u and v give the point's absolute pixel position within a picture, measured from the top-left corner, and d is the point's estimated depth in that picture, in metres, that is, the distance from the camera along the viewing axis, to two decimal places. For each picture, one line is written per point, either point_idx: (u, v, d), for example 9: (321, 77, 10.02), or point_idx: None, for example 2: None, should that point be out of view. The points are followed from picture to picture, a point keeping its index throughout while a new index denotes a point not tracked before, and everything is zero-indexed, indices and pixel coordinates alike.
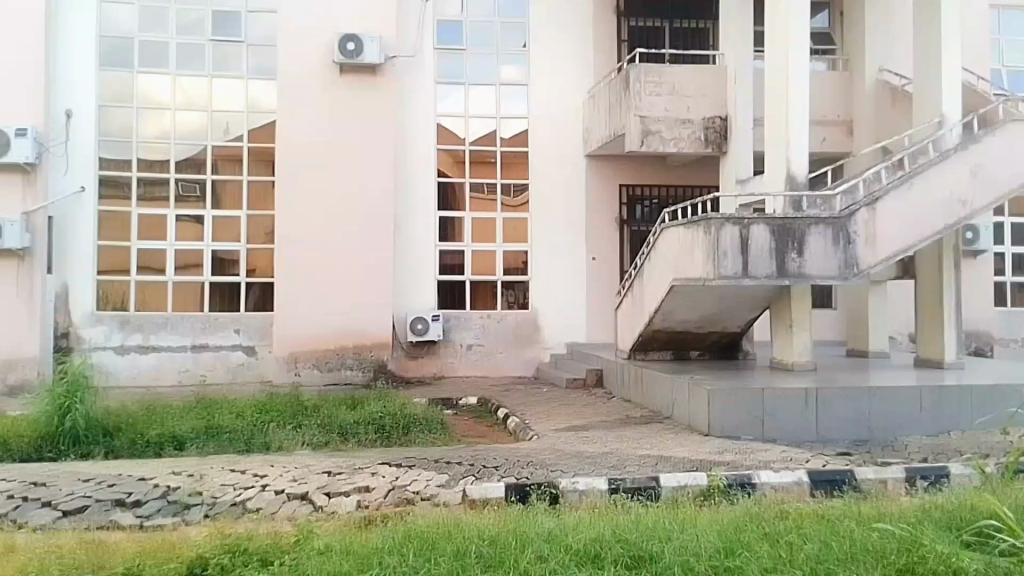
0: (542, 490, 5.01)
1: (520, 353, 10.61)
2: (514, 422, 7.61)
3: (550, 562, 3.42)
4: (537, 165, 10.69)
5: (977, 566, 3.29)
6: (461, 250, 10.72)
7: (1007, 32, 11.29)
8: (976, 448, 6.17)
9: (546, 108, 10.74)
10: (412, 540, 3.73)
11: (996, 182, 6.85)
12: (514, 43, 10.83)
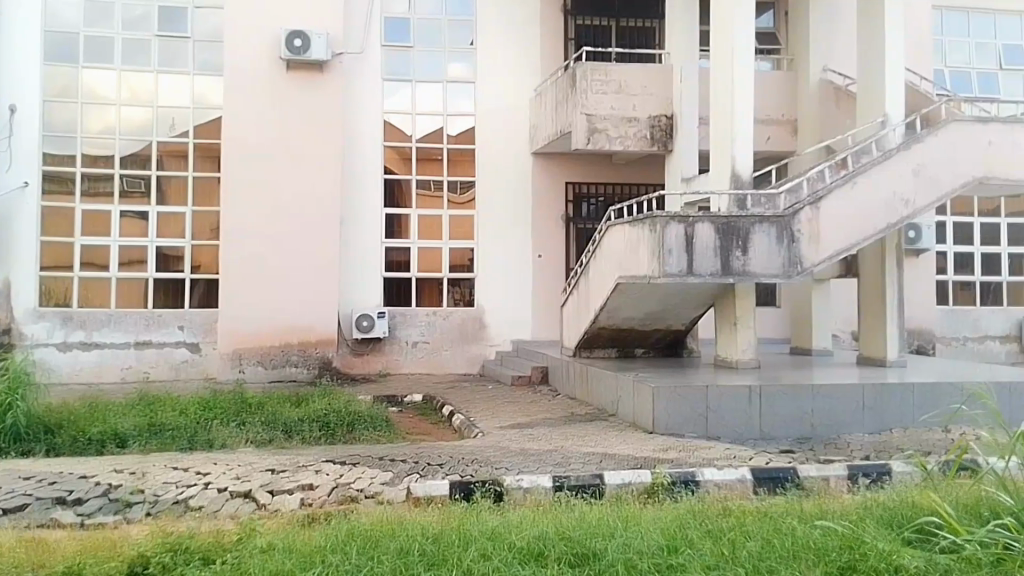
0: (486, 488, 4.94)
1: (465, 350, 10.54)
2: (459, 419, 7.54)
3: (493, 560, 3.36)
4: (483, 161, 10.62)
5: (918, 563, 3.29)
6: (407, 247, 10.59)
7: (949, 33, 11.49)
8: (917, 446, 6.21)
9: (492, 104, 10.67)
10: (355, 539, 3.63)
11: (938, 182, 6.90)
12: (461, 41, 10.76)
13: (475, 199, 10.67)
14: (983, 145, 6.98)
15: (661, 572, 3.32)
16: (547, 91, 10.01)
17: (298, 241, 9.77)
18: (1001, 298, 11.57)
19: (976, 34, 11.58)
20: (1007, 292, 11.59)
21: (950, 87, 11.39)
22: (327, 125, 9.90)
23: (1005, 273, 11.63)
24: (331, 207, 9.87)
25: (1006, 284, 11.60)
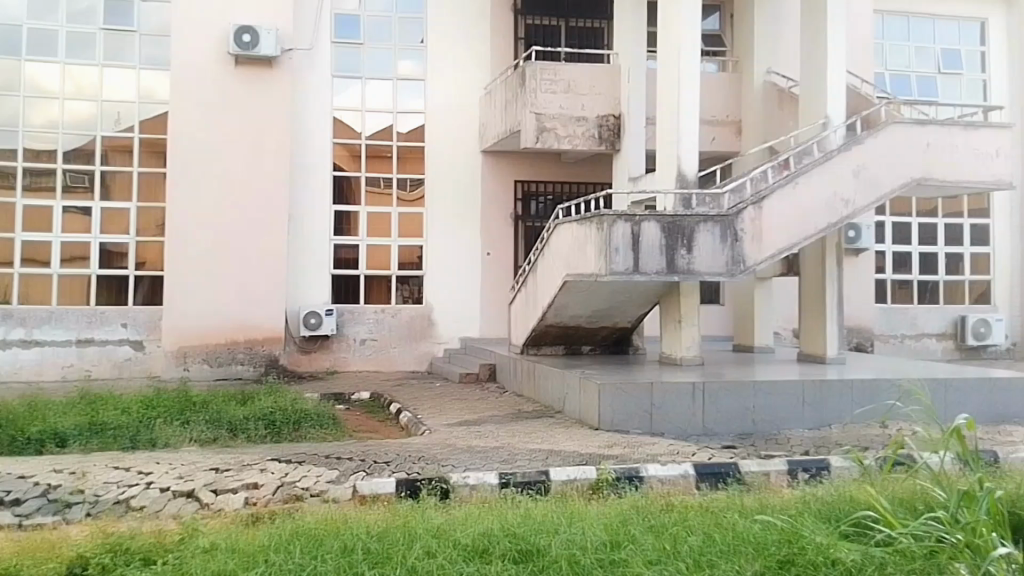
0: (432, 486, 4.93)
1: (414, 347, 10.53)
2: (406, 417, 7.55)
3: (437, 557, 3.39)
4: (431, 158, 10.64)
5: (854, 556, 3.35)
6: (356, 244, 10.53)
7: (889, 37, 11.77)
8: (855, 441, 6.33)
9: (441, 102, 10.69)
10: (299, 537, 3.64)
11: (877, 183, 7.05)
12: (412, 38, 10.75)
13: (425, 196, 10.68)
14: (921, 147, 7.12)
15: (603, 567, 3.39)
16: (497, 91, 10.04)
17: (245, 238, 9.70)
18: (937, 297, 11.86)
19: (916, 38, 11.87)
20: (943, 290, 11.92)
21: (890, 89, 11.68)
22: (274, 122, 9.86)
23: (942, 272, 11.94)
24: (279, 204, 9.82)
25: (943, 283, 11.91)
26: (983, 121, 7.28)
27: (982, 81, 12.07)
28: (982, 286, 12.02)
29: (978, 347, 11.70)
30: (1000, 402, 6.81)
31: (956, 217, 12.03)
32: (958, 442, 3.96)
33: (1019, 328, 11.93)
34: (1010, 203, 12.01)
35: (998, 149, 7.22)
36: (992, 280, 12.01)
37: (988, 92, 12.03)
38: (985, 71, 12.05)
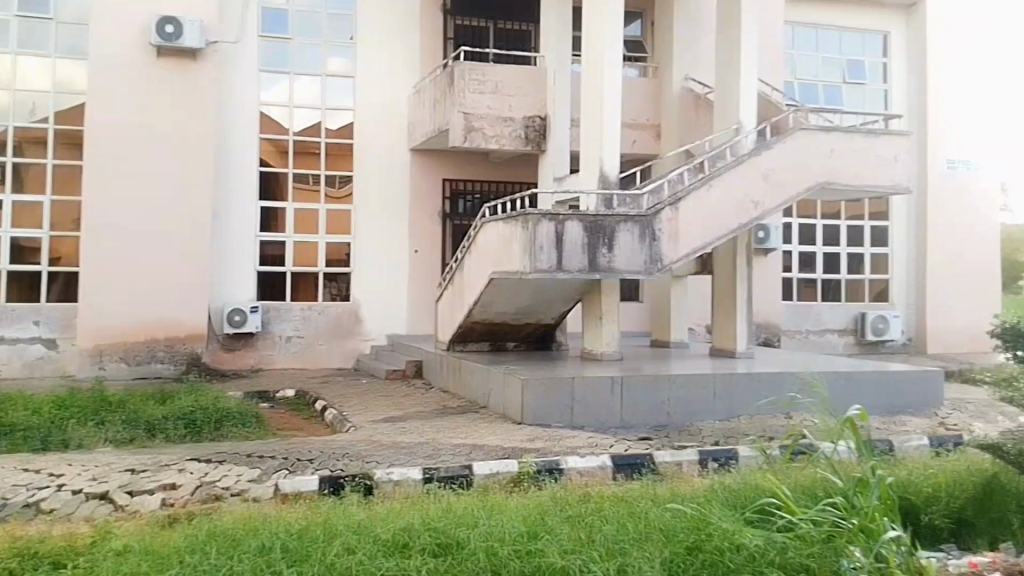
0: (356, 483, 5.07)
1: (340, 345, 10.66)
2: (331, 414, 7.71)
3: (358, 553, 3.42)
4: (360, 155, 10.78)
5: (758, 542, 3.50)
6: (283, 241, 10.61)
7: (799, 48, 12.25)
8: (761, 431, 6.68)
9: (370, 100, 10.84)
10: (216, 537, 3.69)
11: (787, 186, 7.42)
12: (341, 35, 10.85)
13: (353, 193, 10.80)
14: (825, 153, 7.50)
15: (520, 558, 3.42)
16: (426, 89, 10.20)
17: (168, 234, 9.72)
18: (840, 294, 12.45)
19: (824, 48, 12.39)
20: (845, 289, 12.48)
21: (799, 97, 12.17)
22: (196, 118, 9.88)
23: (844, 271, 12.49)
24: (203, 201, 9.86)
25: (845, 281, 12.48)
26: (883, 129, 7.69)
27: (884, 90, 12.68)
28: (881, 284, 12.63)
29: (876, 341, 12.31)
30: (895, 394, 7.24)
31: (858, 219, 12.62)
32: (854, 434, 3.96)
33: (914, 325, 12.56)
34: (907, 208, 12.63)
35: (897, 154, 7.65)
36: (890, 279, 12.62)
37: (888, 101, 12.63)
38: (886, 82, 12.65)
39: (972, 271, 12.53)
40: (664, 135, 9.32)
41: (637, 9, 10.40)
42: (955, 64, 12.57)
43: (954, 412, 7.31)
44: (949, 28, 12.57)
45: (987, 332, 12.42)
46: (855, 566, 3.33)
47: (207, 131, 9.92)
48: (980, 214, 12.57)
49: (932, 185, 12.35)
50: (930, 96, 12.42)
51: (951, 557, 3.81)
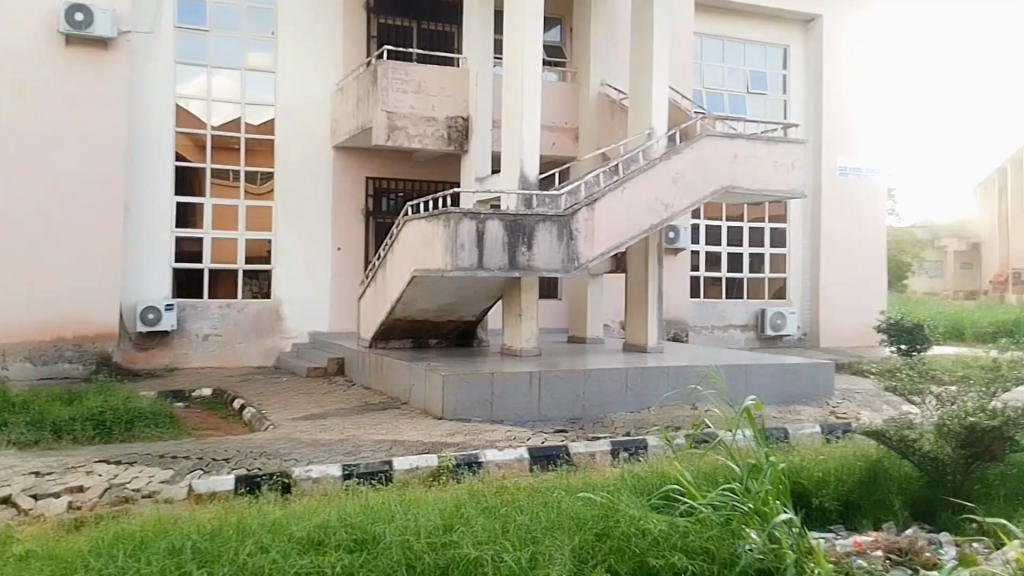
0: (273, 481, 5.19)
1: (260, 343, 10.72)
2: (249, 413, 7.85)
3: (270, 552, 3.31)
4: (282, 151, 10.84)
5: (662, 527, 3.48)
6: (200, 237, 10.58)
7: (707, 58, 12.60)
8: (669, 422, 7.04)
9: (292, 96, 10.88)
10: (122, 539, 3.58)
11: (694, 191, 7.82)
12: (262, 29, 10.83)
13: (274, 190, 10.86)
14: (729, 159, 7.97)
15: (435, 550, 3.33)
16: (350, 86, 10.33)
17: (79, 230, 9.49)
18: (743, 292, 12.99)
19: (729, 60, 12.78)
20: (747, 287, 13.01)
21: (706, 106, 12.55)
22: (109, 110, 9.66)
23: (747, 270, 13.01)
24: (113, 196, 9.66)
25: (747, 280, 13.00)
26: (782, 136, 8.22)
27: (783, 101, 13.22)
28: (779, 282, 13.25)
29: (775, 337, 12.88)
30: (789, 383, 7.86)
31: (758, 223, 13.09)
32: (750, 424, 4.06)
33: (807, 319, 13.20)
34: (801, 211, 13.22)
35: (794, 162, 8.20)
36: (788, 278, 13.24)
37: (787, 111, 13.23)
38: (786, 92, 13.23)
39: (864, 269, 13.30)
40: (582, 137, 9.67)
41: (557, 15, 10.71)
42: (849, 76, 13.20)
43: (844, 401, 8.02)
44: (848, 42, 13.22)
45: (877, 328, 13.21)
46: (754, 549, 3.37)
47: (120, 123, 9.71)
48: (868, 215, 13.36)
49: (826, 188, 13.03)
50: (825, 107, 13.07)
51: (837, 537, 3.86)
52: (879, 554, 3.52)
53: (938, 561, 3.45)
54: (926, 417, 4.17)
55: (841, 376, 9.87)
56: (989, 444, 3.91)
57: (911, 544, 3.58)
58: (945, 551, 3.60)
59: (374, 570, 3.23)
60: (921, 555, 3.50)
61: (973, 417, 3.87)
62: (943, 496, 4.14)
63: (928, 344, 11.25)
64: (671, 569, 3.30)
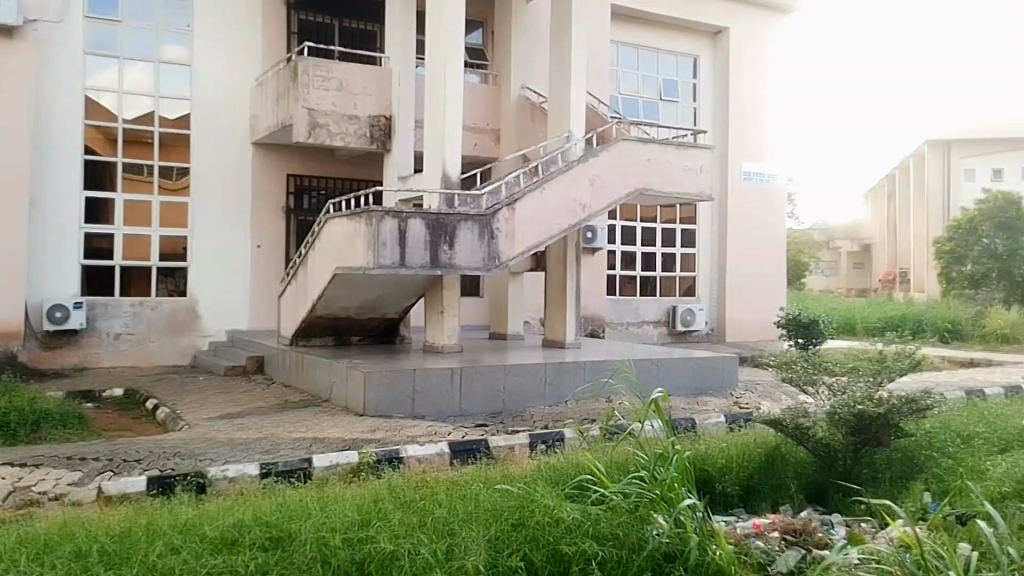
0: (188, 481, 5.03)
1: (177, 342, 10.45)
2: (163, 413, 7.72)
3: (181, 552, 3.23)
4: (197, 147, 10.57)
5: (576, 515, 3.49)
6: (111, 233, 10.19)
7: (622, 65, 12.87)
8: (584, 415, 7.33)
9: (208, 90, 10.65)
10: (26, 543, 3.47)
11: (609, 191, 8.13)
12: (177, 21, 10.56)
13: (190, 186, 10.60)
14: (643, 162, 8.30)
15: (350, 546, 3.28)
16: (269, 84, 10.26)
17: None
18: (656, 290, 13.40)
19: (643, 68, 13.11)
20: (660, 285, 13.44)
21: (622, 111, 12.83)
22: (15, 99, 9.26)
23: (659, 269, 13.41)
24: (21, 190, 9.27)
25: (659, 279, 13.41)
26: (692, 142, 8.63)
27: (692, 109, 13.70)
28: (688, 281, 13.71)
29: (684, 332, 13.33)
30: (697, 376, 8.22)
31: (670, 224, 13.55)
32: (658, 416, 4.28)
33: (715, 315, 13.72)
34: (710, 214, 13.69)
35: (700, 166, 8.63)
36: (696, 276, 13.71)
37: (696, 118, 13.71)
38: (695, 100, 13.71)
39: (766, 268, 13.93)
40: (503, 139, 9.90)
41: (478, 19, 10.93)
42: (749, 85, 13.82)
43: (747, 392, 8.42)
44: (749, 51, 13.81)
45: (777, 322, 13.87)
46: (661, 533, 3.41)
47: (26, 114, 9.32)
48: (771, 217, 13.99)
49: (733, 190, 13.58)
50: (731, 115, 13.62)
51: (738, 520, 4.12)
52: (776, 536, 3.77)
53: (830, 541, 3.72)
54: (820, 405, 4.53)
55: (743, 369, 10.33)
56: (876, 430, 4.31)
57: (806, 526, 3.84)
58: (836, 531, 3.87)
59: (288, 567, 3.14)
60: (815, 535, 3.76)
61: (862, 405, 4.25)
62: (835, 480, 4.49)
63: (825, 338, 11.73)
64: (582, 556, 3.28)
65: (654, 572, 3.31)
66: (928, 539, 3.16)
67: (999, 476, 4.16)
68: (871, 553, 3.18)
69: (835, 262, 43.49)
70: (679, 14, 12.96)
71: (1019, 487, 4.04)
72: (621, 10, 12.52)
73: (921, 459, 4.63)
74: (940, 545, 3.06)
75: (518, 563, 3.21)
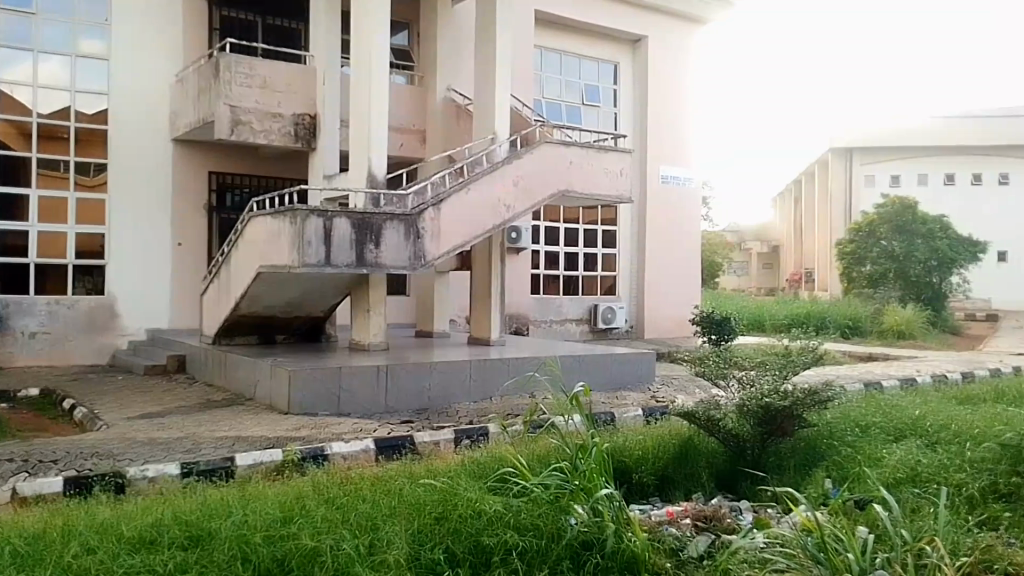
0: (105, 481, 4.71)
1: (94, 340, 9.98)
2: (80, 413, 7.48)
3: (97, 552, 3.16)
4: (115, 142, 10.09)
5: (497, 507, 3.52)
6: (25, 231, 9.69)
7: (546, 70, 13.04)
8: (507, 410, 7.53)
9: (127, 84, 10.16)
10: None
11: (532, 192, 8.34)
12: (95, 15, 10.08)
13: (108, 183, 10.09)
14: (566, 165, 8.55)
15: (270, 543, 3.21)
16: (189, 79, 9.89)
17: None
18: (578, 288, 13.64)
19: (566, 72, 13.30)
20: (582, 284, 13.68)
21: (546, 115, 13.00)
22: None
23: (581, 269, 13.66)
24: None
25: (582, 278, 13.67)
26: (612, 145, 8.93)
27: (613, 113, 13.98)
28: (610, 281, 13.99)
29: (605, 329, 13.64)
30: (617, 372, 8.46)
31: (592, 225, 13.80)
32: (578, 409, 4.45)
33: (634, 313, 14.08)
34: (630, 215, 14.03)
35: (621, 169, 8.96)
36: (617, 276, 14.00)
37: (617, 123, 14.00)
38: (615, 105, 13.99)
39: (680, 267, 14.40)
40: (428, 139, 10.04)
41: (404, 19, 11.04)
42: (666, 90, 14.20)
43: (664, 386, 8.73)
44: (666, 57, 14.20)
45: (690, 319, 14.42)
46: (578, 522, 3.46)
47: None
48: (686, 219, 14.47)
49: (651, 192, 13.96)
50: (650, 120, 13.99)
51: (652, 508, 4.33)
52: (688, 522, 3.98)
53: (737, 527, 3.95)
54: (730, 397, 4.78)
55: (659, 364, 10.62)
56: (781, 421, 4.60)
57: (715, 513, 4.06)
58: (743, 517, 4.10)
59: (208, 566, 3.04)
60: (723, 521, 3.98)
61: (769, 398, 4.55)
62: (743, 468, 4.77)
63: (735, 334, 12.08)
64: (502, 546, 3.29)
65: (573, 561, 3.34)
66: (828, 522, 3.35)
67: (892, 463, 4.48)
68: (776, 537, 3.38)
69: (747, 262, 44.48)
70: (601, 21, 13.20)
71: (911, 473, 4.36)
72: (545, 16, 12.68)
73: (821, 447, 4.94)
74: (838, 528, 3.25)
75: (440, 556, 3.21)
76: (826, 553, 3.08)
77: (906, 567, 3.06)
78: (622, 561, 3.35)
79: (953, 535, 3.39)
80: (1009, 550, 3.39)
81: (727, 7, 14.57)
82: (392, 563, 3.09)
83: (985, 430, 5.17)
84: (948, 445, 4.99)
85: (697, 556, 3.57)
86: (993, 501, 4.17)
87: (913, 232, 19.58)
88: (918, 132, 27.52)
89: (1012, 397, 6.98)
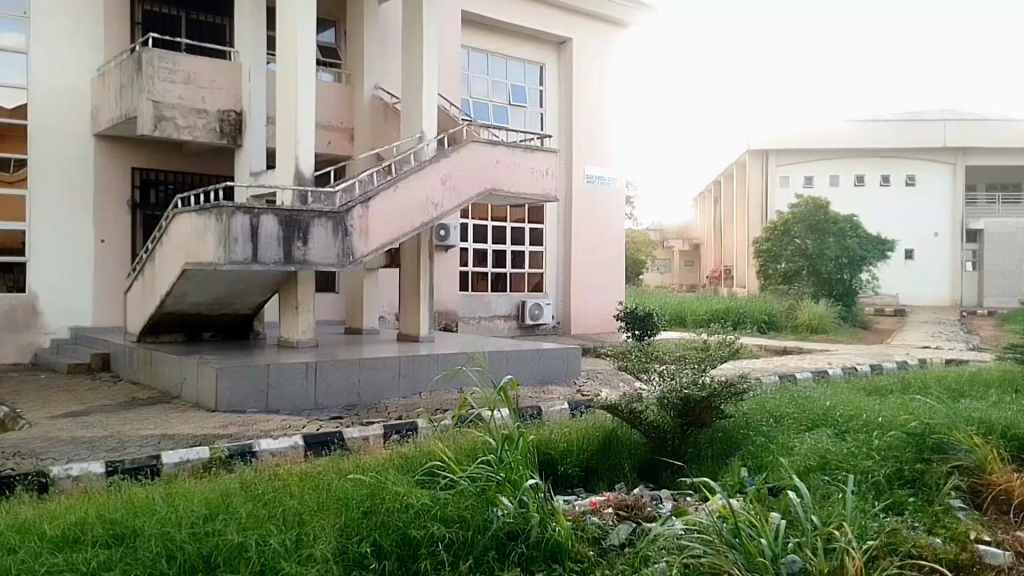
0: (30, 481, 4.68)
1: (13, 338, 9.71)
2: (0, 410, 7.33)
3: (21, 552, 3.17)
4: (35, 136, 9.80)
5: (425, 500, 3.57)
6: None
7: (473, 70, 13.10)
8: (437, 405, 7.61)
9: (46, 78, 9.86)
10: None
11: (460, 191, 8.45)
12: (12, 7, 9.80)
13: (28, 178, 9.82)
14: (493, 164, 8.72)
15: (195, 540, 3.23)
16: (111, 71, 9.63)
17: None
18: (506, 285, 13.75)
19: (493, 73, 13.41)
20: (510, 280, 13.81)
21: (473, 115, 13.07)
22: None
23: (509, 265, 13.78)
24: None
25: (510, 275, 13.80)
26: (537, 144, 9.09)
27: (539, 113, 14.13)
28: (537, 278, 14.17)
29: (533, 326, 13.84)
30: (544, 366, 8.60)
31: (519, 223, 13.92)
32: (505, 402, 4.51)
33: (562, 309, 14.30)
34: (556, 214, 14.26)
35: (546, 169, 9.18)
36: (543, 273, 14.21)
37: (543, 123, 14.17)
38: (542, 106, 14.17)
39: (604, 264, 14.68)
40: (356, 138, 10.09)
41: (331, 18, 11.07)
42: (589, 90, 14.43)
43: (588, 380, 8.91)
44: (590, 60, 14.44)
45: (615, 314, 14.72)
46: (505, 514, 3.55)
47: None
48: (609, 217, 14.74)
49: (576, 192, 14.22)
50: (576, 121, 14.22)
51: (577, 498, 4.45)
52: (610, 512, 4.11)
53: (657, 514, 4.10)
54: (651, 389, 4.94)
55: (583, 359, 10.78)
56: (701, 412, 4.83)
57: (636, 502, 4.21)
58: (662, 505, 4.26)
59: (131, 564, 3.07)
60: (644, 509, 4.13)
61: (688, 390, 4.75)
62: (663, 458, 4.94)
63: (658, 329, 12.26)
64: (428, 539, 3.36)
65: (498, 550, 3.43)
66: (742, 509, 3.49)
67: (804, 451, 4.69)
68: (693, 523, 3.52)
69: (670, 259, 45.19)
70: (526, 22, 13.35)
71: (821, 462, 4.56)
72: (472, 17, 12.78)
73: (737, 438, 5.15)
74: (751, 515, 3.38)
75: (367, 549, 3.25)
76: (740, 539, 3.22)
77: (816, 551, 3.22)
78: (546, 550, 3.45)
79: (861, 519, 3.56)
80: (912, 533, 3.61)
81: (649, 11, 14.89)
82: (318, 557, 3.13)
83: (892, 418, 5.41)
84: (857, 433, 5.22)
85: (618, 544, 3.69)
86: (898, 487, 4.38)
87: (824, 231, 20.01)
88: (831, 134, 28.17)
89: (917, 388, 7.27)
